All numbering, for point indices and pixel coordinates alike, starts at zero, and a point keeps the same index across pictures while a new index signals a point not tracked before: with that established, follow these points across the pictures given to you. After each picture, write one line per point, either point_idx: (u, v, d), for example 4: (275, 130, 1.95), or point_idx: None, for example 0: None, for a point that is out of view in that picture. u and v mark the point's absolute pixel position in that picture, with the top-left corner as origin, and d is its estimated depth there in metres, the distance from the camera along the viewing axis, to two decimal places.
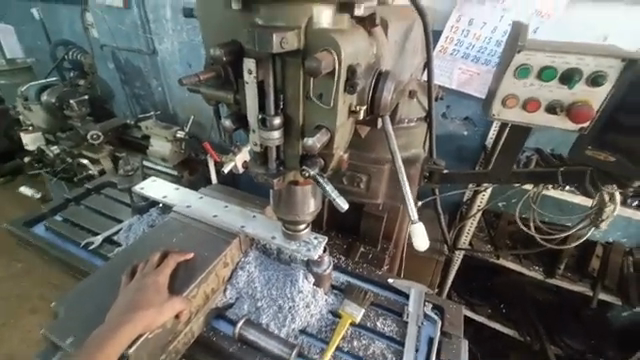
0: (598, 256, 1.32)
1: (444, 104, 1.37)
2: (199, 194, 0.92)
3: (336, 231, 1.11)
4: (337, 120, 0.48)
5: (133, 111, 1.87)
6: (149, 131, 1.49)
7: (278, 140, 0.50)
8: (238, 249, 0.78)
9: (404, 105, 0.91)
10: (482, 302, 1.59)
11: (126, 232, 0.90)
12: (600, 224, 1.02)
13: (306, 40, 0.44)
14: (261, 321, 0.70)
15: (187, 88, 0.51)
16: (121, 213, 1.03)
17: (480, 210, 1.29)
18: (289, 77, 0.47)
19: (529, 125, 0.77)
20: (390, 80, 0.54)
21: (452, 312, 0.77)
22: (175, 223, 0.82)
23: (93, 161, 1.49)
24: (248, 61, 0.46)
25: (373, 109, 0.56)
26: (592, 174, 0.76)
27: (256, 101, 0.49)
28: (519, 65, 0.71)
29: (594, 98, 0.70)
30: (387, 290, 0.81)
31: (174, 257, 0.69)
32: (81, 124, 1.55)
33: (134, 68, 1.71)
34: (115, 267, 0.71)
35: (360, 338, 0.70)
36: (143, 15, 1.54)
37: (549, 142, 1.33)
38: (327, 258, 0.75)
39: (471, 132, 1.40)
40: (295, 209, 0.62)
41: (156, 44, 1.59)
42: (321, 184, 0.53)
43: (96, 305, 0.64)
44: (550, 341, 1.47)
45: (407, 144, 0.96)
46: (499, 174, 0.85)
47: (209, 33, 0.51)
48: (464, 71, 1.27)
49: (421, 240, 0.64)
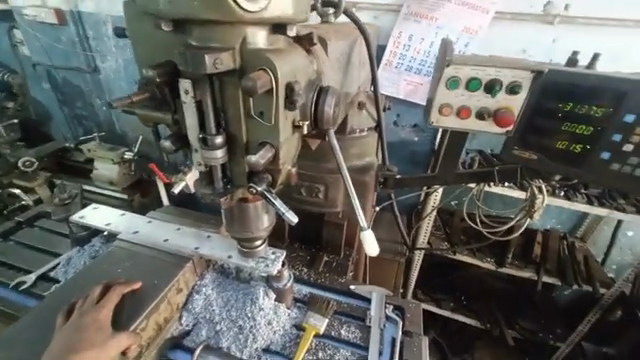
0: (539, 243, 1.48)
1: (394, 113, 1.46)
2: (147, 218, 0.87)
3: (299, 243, 1.10)
4: (280, 137, 0.49)
5: (75, 133, 1.74)
6: (92, 153, 1.39)
7: (222, 158, 0.50)
8: (192, 272, 0.75)
9: (355, 116, 0.95)
10: (446, 296, 1.66)
11: (65, 267, 0.82)
12: (534, 214, 1.13)
13: (241, 60, 0.45)
14: (221, 344, 0.67)
15: (121, 110, 0.50)
16: (59, 245, 0.94)
17: (434, 209, 1.34)
18: (228, 96, 0.48)
19: (466, 131, 0.83)
20: (331, 95, 0.56)
21: (413, 311, 0.80)
22: (121, 252, 0.77)
23: (26, 191, 1.32)
24: (184, 81, 0.46)
25: (317, 123, 0.58)
26: (523, 171, 0.84)
27: (196, 121, 0.48)
28: (449, 77, 0.79)
29: (513, 104, 0.78)
30: (350, 296, 0.82)
31: (118, 288, 0.64)
32: (11, 151, 1.41)
33: (73, 88, 1.60)
34: (51, 307, 0.64)
35: (325, 348, 0.70)
36: (81, 32, 1.46)
37: (488, 143, 1.46)
38: (287, 272, 0.75)
39: (421, 138, 1.48)
40: (249, 226, 0.61)
41: (99, 61, 1.50)
42: (270, 200, 0.53)
43: (26, 352, 0.57)
44: (508, 326, 1.54)
45: (361, 153, 1.00)
46: (446, 176, 0.91)
47: (143, 54, 0.50)
48: (409, 82, 1.35)
49: (371, 245, 0.66)
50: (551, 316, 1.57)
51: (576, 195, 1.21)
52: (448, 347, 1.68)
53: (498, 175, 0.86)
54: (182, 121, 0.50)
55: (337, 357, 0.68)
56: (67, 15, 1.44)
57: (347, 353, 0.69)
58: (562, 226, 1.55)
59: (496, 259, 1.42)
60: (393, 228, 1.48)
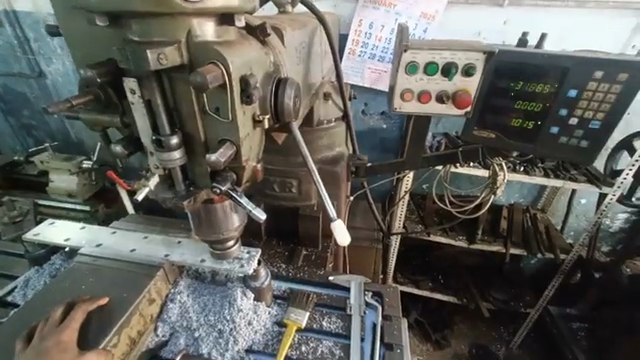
0: (505, 217, 1.56)
1: (361, 102, 1.47)
2: (111, 228, 0.83)
3: (277, 239, 1.09)
4: (239, 132, 0.48)
5: (24, 145, 1.61)
6: (46, 165, 1.29)
7: (180, 160, 0.48)
8: (165, 281, 0.72)
9: (321, 107, 0.95)
10: (423, 276, 1.72)
11: (23, 289, 0.76)
12: (497, 190, 1.18)
13: (189, 54, 0.43)
14: (202, 351, 0.65)
15: (62, 115, 0.46)
16: (15, 267, 0.87)
17: (407, 192, 1.37)
18: (180, 94, 0.45)
19: (427, 115, 0.85)
20: (290, 87, 0.55)
21: (390, 295, 0.81)
22: (83, 268, 0.72)
23: None
24: (129, 80, 0.44)
25: (279, 117, 0.56)
26: (483, 150, 0.88)
27: (148, 122, 0.46)
28: (408, 62, 0.79)
29: (470, 86, 0.79)
30: (330, 288, 0.83)
31: (82, 306, 0.60)
32: None
33: (16, 95, 1.46)
34: (7, 334, 0.60)
35: (308, 342, 0.70)
36: (19, 33, 1.33)
37: (452, 126, 1.51)
38: (264, 270, 0.74)
39: (389, 125, 1.51)
40: (218, 227, 0.60)
41: (43, 65, 1.38)
42: (236, 199, 0.52)
43: None
44: (483, 298, 1.63)
45: (331, 143, 1.00)
46: (413, 161, 0.94)
47: (81, 53, 0.46)
48: (373, 70, 1.36)
49: (342, 234, 0.66)
50: (520, 284, 1.69)
51: (534, 169, 1.29)
52: (430, 325, 1.75)
53: (461, 156, 0.88)
54: (133, 123, 0.47)
55: (320, 349, 0.69)
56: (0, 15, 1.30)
57: (330, 344, 0.70)
58: (525, 199, 1.66)
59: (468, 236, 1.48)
60: (368, 216, 1.50)
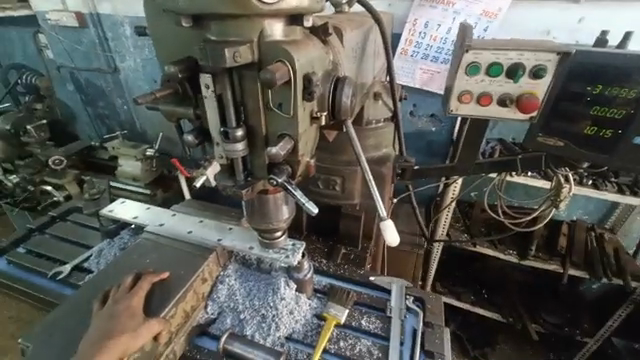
0: (565, 234, 1.43)
1: (410, 103, 1.42)
2: (171, 211, 0.91)
3: (316, 235, 1.11)
4: (299, 128, 0.50)
5: (98, 132, 1.81)
6: (116, 151, 1.46)
7: (242, 152, 0.51)
8: (216, 264, 0.77)
9: (370, 106, 0.95)
10: (464, 288, 1.62)
11: (97, 258, 0.87)
12: (560, 204, 1.09)
13: (259, 52, 0.46)
14: (245, 332, 0.69)
15: (145, 106, 0.52)
16: (90, 237, 1.00)
17: (453, 200, 1.32)
18: (247, 89, 0.49)
19: (486, 118, 0.81)
20: (348, 86, 0.56)
21: (433, 302, 0.79)
22: (148, 244, 0.80)
23: (58, 187, 1.44)
24: (205, 76, 0.47)
25: (335, 114, 0.58)
26: (547, 158, 0.82)
27: (217, 115, 0.50)
28: (469, 63, 0.76)
29: (539, 89, 0.75)
30: (370, 288, 0.83)
31: (148, 278, 0.67)
32: (41, 150, 1.52)
33: (95, 88, 1.66)
34: (86, 295, 0.68)
35: (346, 338, 0.71)
36: (100, 33, 1.50)
37: (509, 132, 1.41)
38: (307, 263, 0.76)
39: (438, 128, 1.45)
40: (269, 218, 0.63)
41: (118, 62, 1.55)
42: (290, 191, 0.54)
43: (66, 337, 0.61)
44: (532, 320, 1.50)
45: (377, 144, 0.99)
46: (465, 166, 0.90)
47: (164, 50, 0.52)
48: (424, 71, 1.32)
49: (392, 234, 0.66)
50: (577, 309, 1.55)
51: (605, 184, 1.16)
52: (468, 340, 1.67)
53: (520, 164, 0.83)
54: (203, 115, 0.51)
55: (358, 346, 0.70)
56: (86, 17, 1.48)
57: (368, 343, 0.70)
58: (590, 217, 1.51)
59: (519, 251, 1.38)
60: (411, 220, 1.46)
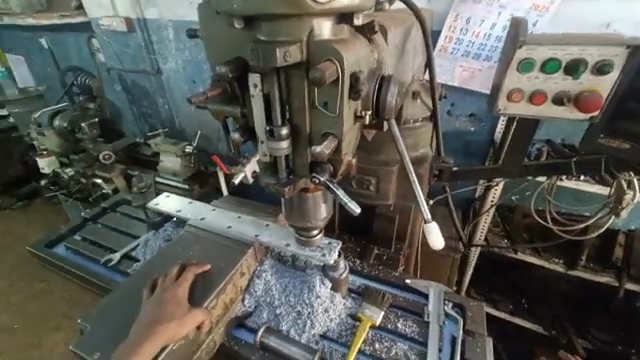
0: (622, 246, 1.29)
1: (448, 102, 1.36)
2: (211, 206, 0.94)
3: (349, 235, 1.10)
4: (344, 127, 0.50)
5: (142, 130, 1.92)
6: (158, 147, 1.52)
7: (287, 150, 0.52)
8: (254, 259, 0.80)
9: (409, 105, 0.92)
10: (502, 297, 1.57)
11: (144, 248, 0.93)
12: (620, 213, 0.99)
13: (307, 51, 0.46)
14: (281, 327, 0.71)
15: (196, 105, 0.54)
16: (137, 228, 1.07)
17: (493, 206, 1.26)
18: (294, 88, 0.49)
19: (538, 118, 0.76)
20: (393, 84, 0.55)
21: (474, 310, 0.76)
22: (190, 237, 0.84)
23: (106, 180, 1.62)
24: (254, 76, 0.49)
25: (378, 113, 0.56)
26: (608, 162, 0.72)
27: (264, 114, 0.51)
28: (523, 59, 0.71)
29: (602, 86, 0.70)
30: (406, 291, 0.81)
31: (191, 269, 0.71)
32: (93, 146, 1.65)
33: (141, 89, 1.76)
34: (135, 282, 0.73)
35: (382, 340, 0.71)
36: (146, 37, 1.58)
37: (558, 133, 1.31)
38: (343, 262, 0.76)
39: (478, 128, 1.38)
40: (307, 216, 0.63)
41: (161, 64, 1.63)
42: (332, 190, 0.54)
43: (119, 320, 0.66)
44: (578, 335, 1.43)
45: (415, 144, 0.96)
46: (511, 169, 0.85)
47: (214, 51, 0.53)
48: (465, 68, 1.27)
49: (437, 238, 0.64)
50: (632, 326, 1.41)
51: None
52: (504, 350, 1.60)
53: (575, 168, 0.76)
54: (250, 114, 0.53)
55: (395, 350, 0.69)
56: (134, 22, 1.56)
57: (404, 347, 0.69)
58: None
59: (566, 261, 1.31)
60: (447, 223, 1.40)
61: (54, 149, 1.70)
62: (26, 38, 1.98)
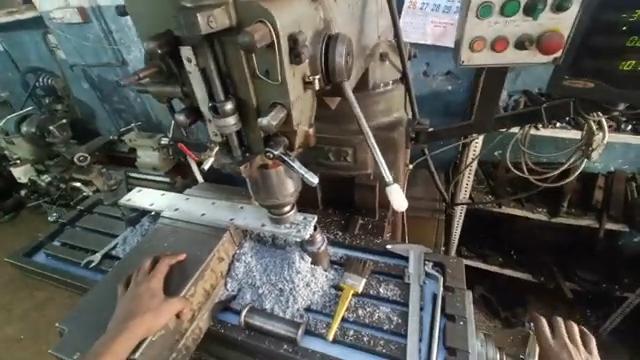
0: (600, 188, 1.31)
1: (422, 62, 1.31)
2: (185, 195, 0.92)
3: (333, 208, 1.07)
4: (290, 95, 0.47)
5: (117, 127, 1.85)
6: (133, 143, 1.47)
7: (235, 126, 0.49)
8: (231, 243, 0.79)
9: (377, 68, 0.87)
10: (492, 251, 1.59)
11: (123, 246, 0.91)
12: (591, 155, 0.99)
13: (236, 15, 0.42)
14: (265, 306, 0.71)
15: (135, 88, 0.51)
16: (116, 227, 1.05)
17: (474, 159, 1.25)
18: (231, 57, 0.46)
19: (502, 66, 0.74)
20: (341, 43, 0.52)
21: (453, 267, 0.77)
22: (165, 229, 0.82)
23: (85, 183, 1.55)
24: (185, 49, 0.45)
25: (329, 77, 0.54)
26: (575, 103, 0.76)
27: (205, 90, 0.48)
28: (480, 3, 0.68)
29: (562, 25, 0.68)
30: (387, 256, 0.82)
31: (165, 260, 0.70)
32: (66, 149, 1.58)
33: (109, 84, 1.67)
34: (111, 280, 0.72)
35: (365, 306, 0.72)
36: (103, 26, 1.47)
37: (535, 82, 1.28)
38: (320, 235, 0.76)
39: (455, 86, 1.34)
40: (274, 193, 0.61)
41: (125, 54, 1.52)
42: (288, 163, 0.53)
43: (97, 318, 0.65)
44: (565, 278, 1.49)
45: (388, 108, 0.91)
46: (484, 124, 0.87)
47: (141, 27, 0.48)
48: (437, 24, 1.21)
49: (398, 199, 0.63)
50: (613, 265, 1.46)
51: None
52: (498, 302, 1.64)
53: (545, 114, 0.79)
54: (191, 92, 0.49)
55: (377, 314, 0.70)
56: (89, 12, 1.45)
57: (387, 310, 0.71)
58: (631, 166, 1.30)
59: (549, 209, 1.33)
60: (430, 187, 1.41)
61: (28, 156, 1.64)
62: None
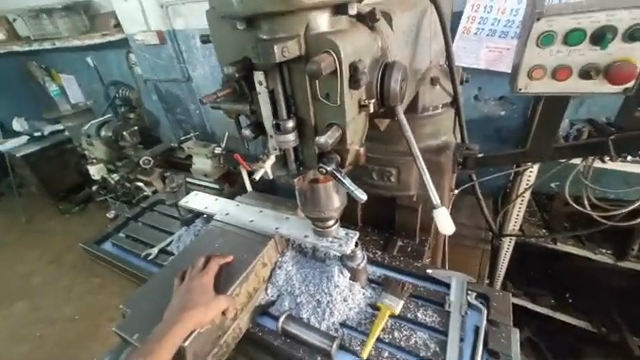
0: None
1: (474, 86, 1.29)
2: (235, 201, 0.99)
3: (372, 227, 1.08)
4: (346, 117, 0.51)
5: (177, 135, 2.04)
6: (190, 150, 1.62)
7: (293, 141, 0.54)
8: (275, 250, 0.83)
9: (427, 92, 0.88)
10: (542, 291, 1.47)
11: (178, 242, 1.01)
12: None
13: (306, 46, 0.48)
14: (302, 315, 0.74)
15: (210, 105, 0.58)
16: (172, 225, 1.16)
17: (528, 189, 1.17)
18: (296, 81, 0.51)
19: (563, 95, 0.72)
20: (397, 70, 0.55)
21: (499, 300, 0.73)
22: (216, 231, 0.89)
23: (147, 183, 1.74)
24: (258, 74, 0.52)
25: (384, 101, 0.57)
26: None
27: (270, 109, 0.53)
28: (542, 33, 0.67)
29: (634, 55, 0.65)
30: (426, 281, 0.80)
31: (216, 260, 0.76)
32: (134, 153, 1.79)
33: (174, 97, 1.86)
34: (167, 273, 0.79)
35: (401, 329, 0.71)
36: (176, 47, 1.67)
37: (601, 110, 1.20)
38: (360, 252, 0.77)
39: (509, 111, 1.30)
40: (320, 206, 0.64)
41: (191, 71, 1.71)
42: (338, 179, 0.56)
43: (154, 306, 0.73)
44: (633, 332, 1.32)
45: (436, 131, 0.92)
46: (540, 152, 0.85)
47: (222, 53, 0.56)
48: (492, 49, 1.19)
49: (445, 223, 0.63)
50: None
51: None
52: (548, 348, 1.49)
53: (613, 146, 0.75)
54: (258, 110, 0.55)
55: (414, 339, 0.69)
56: (165, 35, 1.65)
57: (424, 336, 0.69)
58: None
59: (615, 252, 1.20)
60: (475, 213, 1.36)
61: (102, 157, 1.87)
62: (73, 57, 2.12)
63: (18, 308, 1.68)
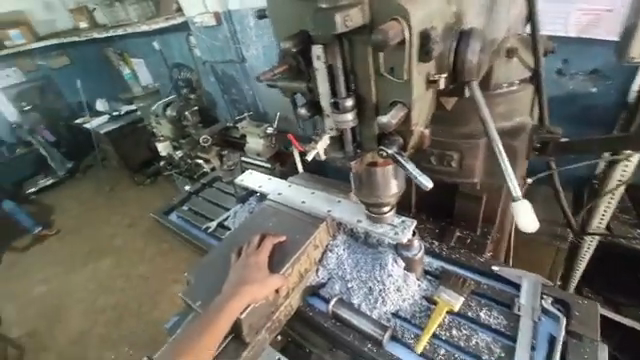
0: None
1: (558, 59, 1.08)
2: (288, 182, 0.99)
3: (427, 215, 1.01)
4: (413, 94, 0.46)
5: (232, 115, 2.11)
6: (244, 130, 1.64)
7: (352, 121, 0.50)
8: (326, 232, 0.82)
9: (502, 66, 0.75)
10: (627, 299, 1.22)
11: (233, 218, 1.06)
12: None
13: (371, 14, 0.43)
14: (352, 301, 0.73)
15: (266, 83, 0.56)
16: (228, 202, 1.22)
17: (622, 185, 1.01)
18: (358, 56, 0.47)
19: None
20: (474, 39, 0.48)
21: (583, 310, 0.64)
22: (269, 210, 0.91)
23: (206, 160, 1.84)
24: (317, 47, 0.48)
25: (456, 75, 0.51)
26: None
27: (328, 86, 0.50)
28: None
29: None
30: (491, 278, 0.73)
31: (270, 239, 0.77)
32: (196, 131, 1.89)
33: (230, 77, 1.91)
34: (225, 247, 0.83)
35: (460, 327, 0.66)
36: (231, 28, 1.68)
37: None
38: (417, 242, 0.73)
39: (601, 88, 1.06)
40: (377, 191, 0.60)
41: (245, 52, 1.72)
42: (401, 163, 0.51)
43: (214, 277, 0.77)
44: None
45: (510, 111, 0.80)
46: None
47: (280, 28, 0.53)
48: (585, 12, 0.98)
49: (526, 219, 0.55)
50: None
51: None
52: None
53: None
54: (315, 87, 0.52)
55: (475, 339, 0.64)
56: (222, 16, 1.67)
57: (487, 339, 0.63)
58: None
59: None
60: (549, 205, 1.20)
61: (168, 134, 2.02)
62: (142, 42, 2.28)
63: (103, 265, 1.94)
